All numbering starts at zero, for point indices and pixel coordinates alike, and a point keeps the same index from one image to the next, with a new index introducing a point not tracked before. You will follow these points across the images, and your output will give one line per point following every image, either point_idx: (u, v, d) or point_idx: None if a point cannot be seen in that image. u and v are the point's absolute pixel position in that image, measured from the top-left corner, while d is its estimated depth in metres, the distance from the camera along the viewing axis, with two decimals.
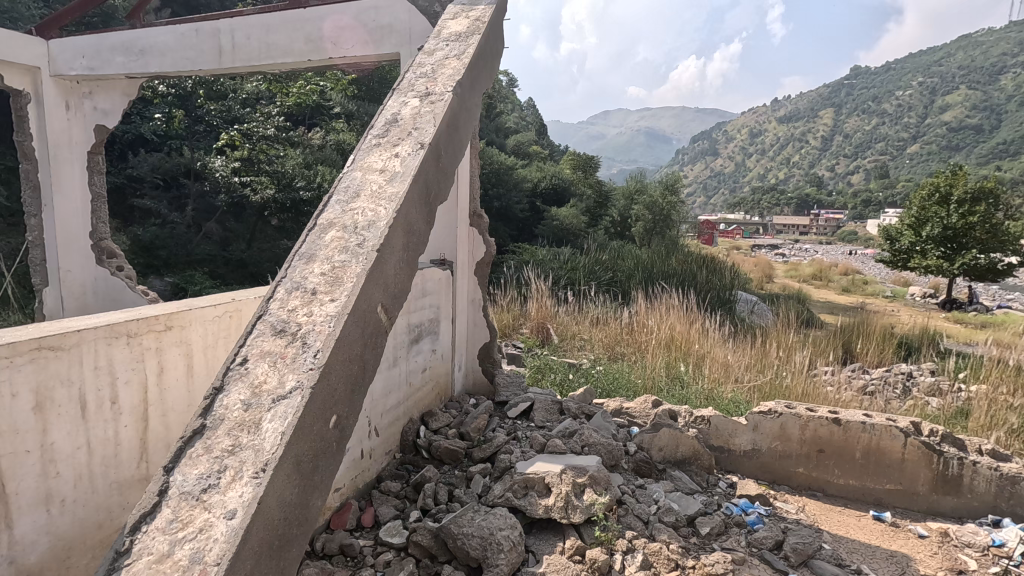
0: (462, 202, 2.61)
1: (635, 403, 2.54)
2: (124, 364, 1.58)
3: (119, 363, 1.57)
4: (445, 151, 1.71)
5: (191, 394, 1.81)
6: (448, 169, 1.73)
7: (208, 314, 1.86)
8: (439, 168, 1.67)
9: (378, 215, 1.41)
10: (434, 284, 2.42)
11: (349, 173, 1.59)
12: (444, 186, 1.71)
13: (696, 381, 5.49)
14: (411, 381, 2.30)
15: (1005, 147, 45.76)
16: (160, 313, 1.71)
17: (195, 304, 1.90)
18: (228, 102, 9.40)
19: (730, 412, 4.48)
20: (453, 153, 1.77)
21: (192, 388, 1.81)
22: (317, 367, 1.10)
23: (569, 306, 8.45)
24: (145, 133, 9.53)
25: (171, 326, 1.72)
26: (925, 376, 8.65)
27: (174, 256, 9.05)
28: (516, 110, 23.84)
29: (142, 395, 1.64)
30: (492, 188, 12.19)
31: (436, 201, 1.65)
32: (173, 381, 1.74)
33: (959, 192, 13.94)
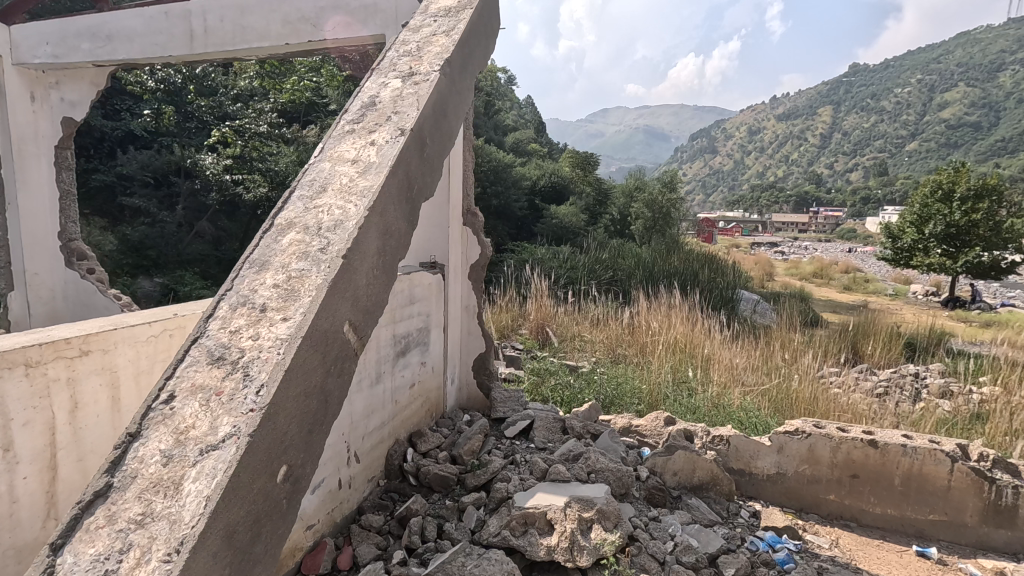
0: (455, 200, 2.38)
1: (643, 420, 2.31)
2: (21, 401, 1.33)
3: (13, 399, 1.32)
4: (432, 139, 1.48)
5: (114, 432, 1.60)
6: (435, 162, 1.50)
7: (140, 335, 1.67)
8: (425, 159, 1.43)
9: (345, 215, 1.17)
10: (423, 289, 2.19)
11: (315, 164, 1.36)
12: (430, 180, 1.48)
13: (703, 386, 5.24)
14: (397, 399, 2.06)
15: (1004, 144, 45.65)
16: (75, 335, 1.49)
17: (125, 321, 1.70)
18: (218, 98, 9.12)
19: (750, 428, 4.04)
20: (442, 142, 1.54)
21: (116, 424, 1.61)
22: (259, 409, 0.86)
23: (569, 307, 8.22)
24: (134, 130, 9.26)
25: (88, 350, 1.51)
26: (933, 377, 8.46)
27: (164, 256, 8.82)
28: (514, 108, 23.61)
29: (51, 436, 1.42)
30: (490, 185, 11.95)
31: (420, 197, 1.41)
32: (93, 418, 1.53)
33: (962, 189, 13.75)
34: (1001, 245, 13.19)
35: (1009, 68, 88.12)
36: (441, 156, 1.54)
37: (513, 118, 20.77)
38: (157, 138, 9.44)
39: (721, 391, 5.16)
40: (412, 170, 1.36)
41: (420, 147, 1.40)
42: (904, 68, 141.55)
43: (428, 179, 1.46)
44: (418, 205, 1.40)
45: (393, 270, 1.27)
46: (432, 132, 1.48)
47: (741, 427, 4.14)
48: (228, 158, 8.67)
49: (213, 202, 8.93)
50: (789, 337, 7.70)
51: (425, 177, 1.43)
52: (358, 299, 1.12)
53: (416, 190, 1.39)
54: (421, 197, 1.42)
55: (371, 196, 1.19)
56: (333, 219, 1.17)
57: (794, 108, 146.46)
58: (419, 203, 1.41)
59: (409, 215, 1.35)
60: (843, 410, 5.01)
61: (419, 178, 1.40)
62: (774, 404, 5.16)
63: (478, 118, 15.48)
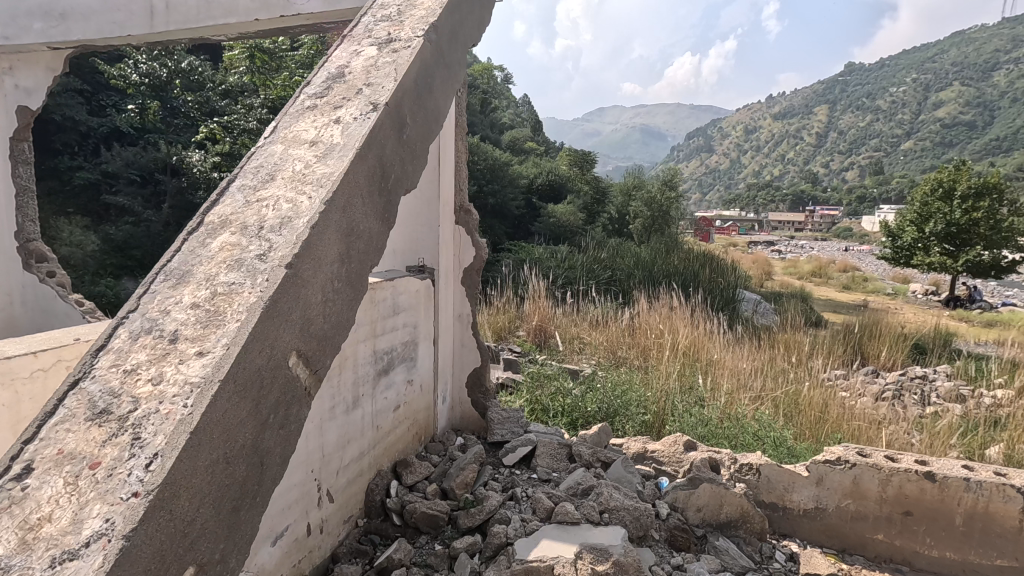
0: (446, 197, 2.10)
1: (659, 444, 2.04)
2: None
3: None
4: (414, 118, 1.21)
5: None
6: (419, 148, 1.23)
7: (23, 373, 1.24)
8: (404, 141, 1.16)
9: (296, 210, 0.89)
10: (409, 297, 1.91)
11: (264, 146, 1.08)
12: (411, 169, 1.20)
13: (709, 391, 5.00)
14: (378, 425, 1.79)
15: (1000, 143, 45.68)
16: None
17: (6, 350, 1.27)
18: (206, 92, 8.78)
19: (782, 460, 3.48)
20: (428, 122, 1.27)
21: None
22: (146, 495, 0.59)
23: (568, 308, 7.96)
24: (121, 125, 8.92)
25: None
26: (941, 380, 8.23)
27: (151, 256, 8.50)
28: (512, 106, 23.38)
29: None
30: (487, 183, 11.67)
31: (398, 190, 1.14)
32: None
33: (963, 188, 13.54)
34: (1002, 244, 13.01)
35: (1004, 67, 88.10)
36: (427, 141, 1.27)
37: (510, 115, 20.52)
38: (143, 134, 9.09)
39: (731, 400, 4.83)
40: (387, 155, 1.09)
41: (398, 126, 1.13)
42: (899, 66, 141.85)
43: (410, 169, 1.19)
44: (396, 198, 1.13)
45: (362, 280, 1.00)
46: (414, 111, 1.21)
47: (751, 450, 3.62)
48: (216, 155, 8.35)
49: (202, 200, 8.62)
50: (794, 340, 7.44)
51: (405, 165, 1.16)
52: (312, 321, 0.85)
53: (394, 181, 1.12)
54: (400, 190, 1.15)
55: (330, 185, 0.92)
56: (282, 215, 0.90)
57: (789, 107, 146.66)
58: (398, 197, 1.14)
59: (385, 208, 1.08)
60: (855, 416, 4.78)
61: (398, 164, 1.13)
62: (785, 412, 4.85)
63: (474, 115, 15.21)
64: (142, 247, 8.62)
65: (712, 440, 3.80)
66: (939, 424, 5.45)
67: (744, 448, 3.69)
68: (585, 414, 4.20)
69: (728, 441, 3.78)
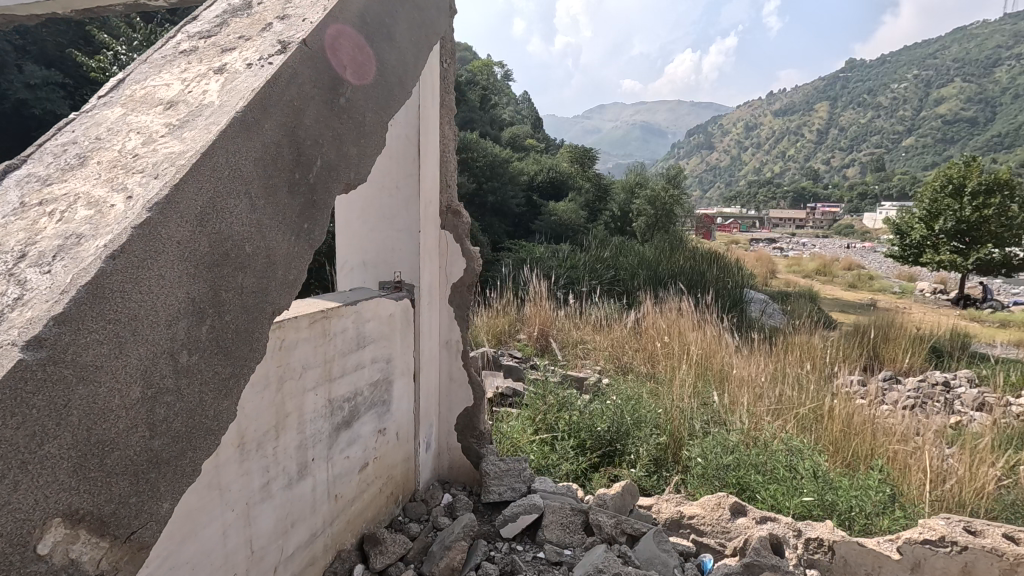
0: (431, 196, 1.67)
1: (697, 506, 1.63)
2: None
3: None
4: (364, 78, 0.82)
5: None
6: (375, 123, 0.85)
7: None
8: (348, 111, 0.78)
9: (94, 221, 0.55)
10: (380, 324, 1.48)
11: (100, 107, 0.72)
12: (357, 154, 0.79)
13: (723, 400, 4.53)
14: (336, 494, 1.36)
15: (1001, 140, 45.31)
16: None
17: None
18: None
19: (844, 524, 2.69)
20: (388, 88, 0.89)
21: None
22: None
23: (571, 311, 7.50)
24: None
25: None
26: (963, 387, 7.77)
27: None
28: (511, 104, 22.92)
29: None
30: (486, 181, 11.20)
31: (335, 183, 0.75)
32: None
33: (973, 184, 13.07)
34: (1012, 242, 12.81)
35: (1005, 64, 87.72)
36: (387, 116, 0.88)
37: (509, 113, 20.08)
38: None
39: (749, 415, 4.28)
40: (311, 131, 0.71)
41: (332, 87, 0.76)
42: (900, 63, 141.22)
43: (358, 153, 0.80)
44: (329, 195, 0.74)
45: (259, 334, 0.62)
46: (364, 71, 0.83)
47: (789, 494, 2.85)
48: None
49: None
50: (809, 343, 6.97)
51: (348, 148, 0.77)
52: (114, 442, 0.48)
53: (327, 172, 0.73)
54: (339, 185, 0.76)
55: (165, 185, 0.55)
56: (69, 229, 0.56)
57: (790, 104, 146.08)
58: (334, 194, 0.75)
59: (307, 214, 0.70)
60: (885, 425, 4.20)
61: (336, 147, 0.75)
62: (806, 432, 4.26)
63: (473, 110, 14.69)
64: None
65: (743, 489, 3.03)
66: (968, 436, 5.08)
67: (775, 496, 2.87)
68: (593, 434, 3.68)
69: (762, 473, 3.09)
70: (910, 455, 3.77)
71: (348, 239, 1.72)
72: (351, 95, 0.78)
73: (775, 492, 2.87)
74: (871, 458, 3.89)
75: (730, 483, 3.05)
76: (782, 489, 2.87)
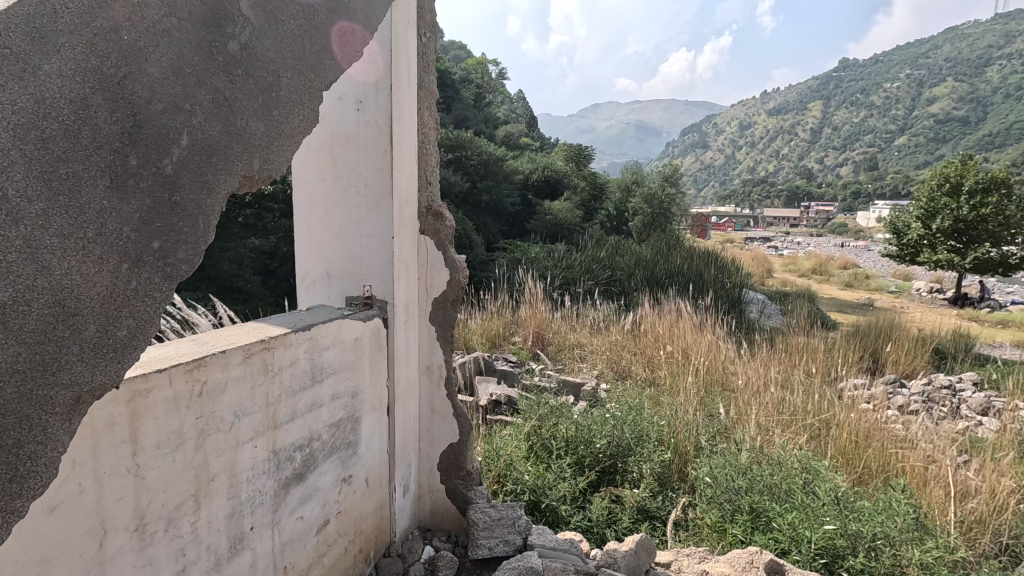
0: (407, 194, 1.41)
1: (725, 565, 1.39)
2: None
3: None
4: (277, 31, 0.82)
5: None
6: (291, 88, 0.86)
7: None
8: (244, 65, 0.76)
9: None
10: (342, 350, 1.22)
11: None
12: (248, 114, 0.78)
13: (727, 409, 4.28)
14: (286, 565, 1.10)
15: (993, 139, 45.38)
16: None
17: None
18: None
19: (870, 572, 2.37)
20: (311, 61, 0.90)
21: None
22: None
23: (568, 313, 7.25)
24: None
25: None
26: (969, 391, 7.54)
27: None
28: (506, 102, 22.64)
29: None
30: (481, 179, 10.95)
31: (222, 167, 0.73)
32: None
33: (970, 182, 12.90)
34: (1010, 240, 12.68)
35: (996, 64, 88.29)
36: (315, 95, 0.93)
37: (503, 111, 19.78)
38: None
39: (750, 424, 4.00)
40: (188, 102, 0.67)
41: (216, 27, 0.72)
42: (892, 63, 141.88)
43: (263, 127, 0.81)
44: (212, 204, 0.71)
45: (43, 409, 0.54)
46: (277, 15, 0.82)
47: (809, 522, 2.54)
48: None
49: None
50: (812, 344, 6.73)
51: (237, 120, 0.76)
52: None
53: (199, 157, 0.69)
54: (226, 173, 0.74)
55: None
56: None
57: (783, 103, 146.27)
58: (229, 183, 0.74)
59: (165, 250, 0.65)
60: (899, 438, 3.95)
61: (222, 121, 0.73)
62: (811, 440, 3.92)
63: (467, 108, 14.40)
64: None
65: (756, 516, 2.74)
66: (977, 445, 4.89)
67: (794, 523, 2.57)
68: (592, 452, 3.38)
69: (776, 498, 2.79)
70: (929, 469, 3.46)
71: (308, 246, 1.44)
72: (246, 44, 0.76)
73: (792, 520, 2.56)
74: (885, 470, 3.56)
75: (744, 509, 2.75)
76: (800, 515, 2.58)
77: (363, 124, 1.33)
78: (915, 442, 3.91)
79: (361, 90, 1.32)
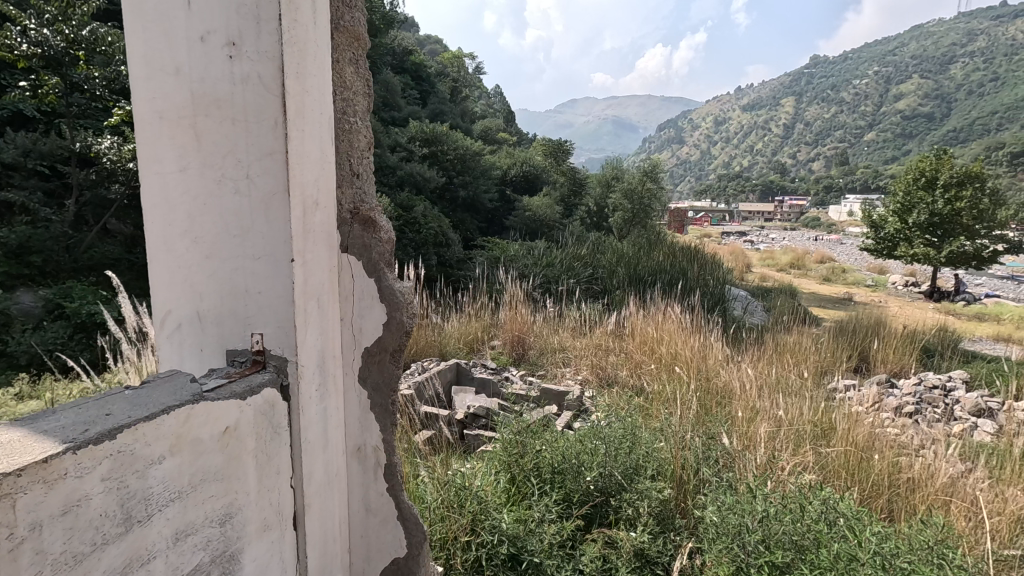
0: (317, 197, 0.91)
1: None
2: None
3: None
4: None
5: None
6: None
7: None
8: None
9: None
10: (196, 449, 0.72)
11: None
12: None
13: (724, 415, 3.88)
14: None
15: (958, 136, 46.30)
16: None
17: None
18: None
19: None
20: None
21: None
22: None
23: (550, 315, 6.80)
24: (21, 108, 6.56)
25: None
26: (961, 390, 7.25)
27: (57, 264, 5.91)
28: (482, 97, 22.14)
29: None
30: (457, 175, 10.42)
31: None
32: None
33: (946, 176, 12.78)
34: (985, 234, 12.63)
35: (960, 62, 90.28)
36: None
37: (479, 106, 19.21)
38: (53, 119, 6.57)
39: (748, 436, 3.48)
40: None
41: None
42: (860, 60, 144.65)
43: None
44: None
45: None
46: None
47: None
48: None
49: (125, 198, 6.34)
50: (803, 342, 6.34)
51: None
52: None
53: None
54: None
55: None
56: None
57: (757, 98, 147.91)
58: None
59: None
60: (903, 447, 3.59)
61: None
62: (814, 445, 3.39)
63: (443, 101, 13.85)
64: (47, 253, 5.90)
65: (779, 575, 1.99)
66: (974, 450, 4.62)
67: None
68: (579, 487, 2.88)
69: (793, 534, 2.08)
70: (949, 480, 2.98)
71: (169, 272, 0.93)
72: None
73: None
74: (895, 479, 3.07)
75: (763, 567, 2.00)
76: None
77: (240, 81, 0.83)
78: (921, 450, 3.54)
79: (232, 23, 0.81)
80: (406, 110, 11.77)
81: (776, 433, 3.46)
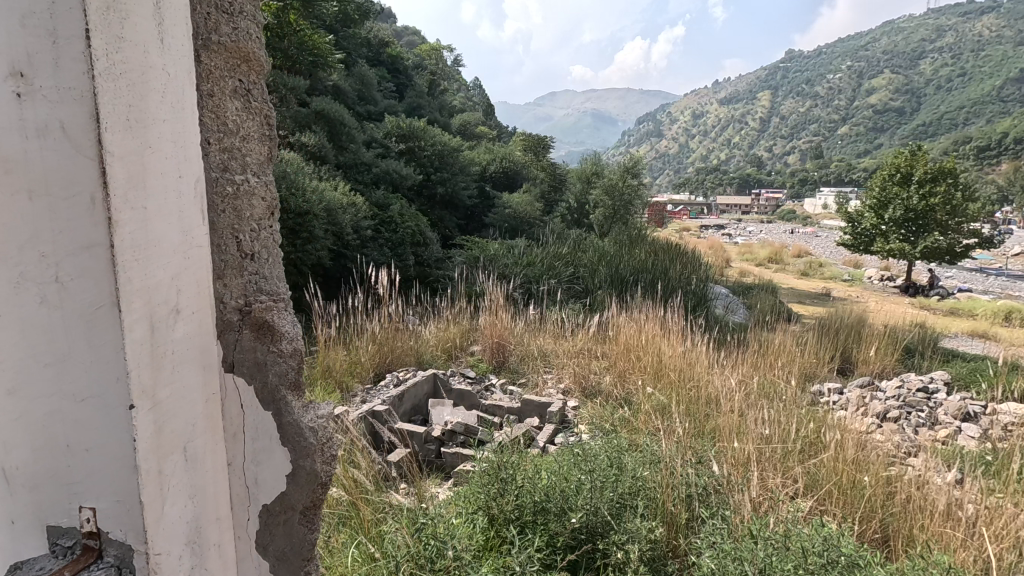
0: (173, 313, 0.63)
1: None
2: None
3: None
4: None
5: None
6: None
7: None
8: None
9: None
10: None
11: None
12: None
13: (713, 430, 3.59)
14: None
15: (928, 131, 47.20)
16: None
17: None
18: None
19: None
20: None
21: None
22: None
23: (530, 319, 6.48)
24: None
25: None
26: (944, 391, 7.12)
27: None
28: (462, 91, 21.73)
29: None
30: (435, 171, 10.00)
31: None
32: None
33: (920, 172, 12.89)
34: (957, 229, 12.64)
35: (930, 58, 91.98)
36: None
37: (458, 99, 18.79)
38: None
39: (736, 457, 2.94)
40: None
41: None
42: (833, 55, 146.87)
43: None
44: None
45: None
46: None
47: None
48: None
49: None
50: (788, 343, 6.13)
51: None
52: None
53: None
54: None
55: None
56: None
57: None
58: None
59: None
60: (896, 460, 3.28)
61: None
62: (802, 463, 2.87)
63: (420, 95, 13.41)
64: None
65: None
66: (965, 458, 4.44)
67: None
68: (557, 530, 2.29)
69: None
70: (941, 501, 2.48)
71: None
72: None
73: None
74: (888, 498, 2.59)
75: None
76: None
77: (35, 134, 0.53)
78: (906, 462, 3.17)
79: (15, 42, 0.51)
80: (383, 104, 11.34)
81: (763, 449, 2.92)
